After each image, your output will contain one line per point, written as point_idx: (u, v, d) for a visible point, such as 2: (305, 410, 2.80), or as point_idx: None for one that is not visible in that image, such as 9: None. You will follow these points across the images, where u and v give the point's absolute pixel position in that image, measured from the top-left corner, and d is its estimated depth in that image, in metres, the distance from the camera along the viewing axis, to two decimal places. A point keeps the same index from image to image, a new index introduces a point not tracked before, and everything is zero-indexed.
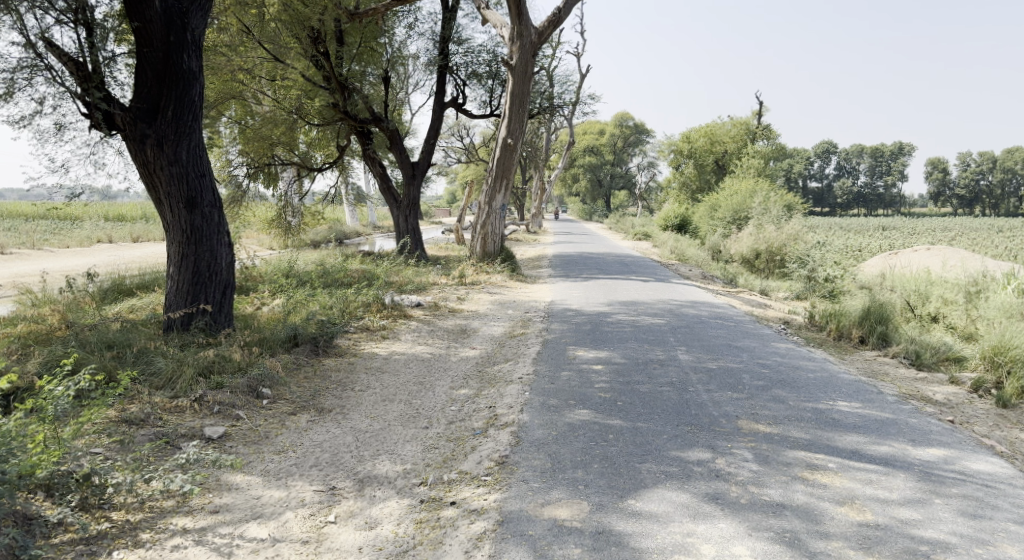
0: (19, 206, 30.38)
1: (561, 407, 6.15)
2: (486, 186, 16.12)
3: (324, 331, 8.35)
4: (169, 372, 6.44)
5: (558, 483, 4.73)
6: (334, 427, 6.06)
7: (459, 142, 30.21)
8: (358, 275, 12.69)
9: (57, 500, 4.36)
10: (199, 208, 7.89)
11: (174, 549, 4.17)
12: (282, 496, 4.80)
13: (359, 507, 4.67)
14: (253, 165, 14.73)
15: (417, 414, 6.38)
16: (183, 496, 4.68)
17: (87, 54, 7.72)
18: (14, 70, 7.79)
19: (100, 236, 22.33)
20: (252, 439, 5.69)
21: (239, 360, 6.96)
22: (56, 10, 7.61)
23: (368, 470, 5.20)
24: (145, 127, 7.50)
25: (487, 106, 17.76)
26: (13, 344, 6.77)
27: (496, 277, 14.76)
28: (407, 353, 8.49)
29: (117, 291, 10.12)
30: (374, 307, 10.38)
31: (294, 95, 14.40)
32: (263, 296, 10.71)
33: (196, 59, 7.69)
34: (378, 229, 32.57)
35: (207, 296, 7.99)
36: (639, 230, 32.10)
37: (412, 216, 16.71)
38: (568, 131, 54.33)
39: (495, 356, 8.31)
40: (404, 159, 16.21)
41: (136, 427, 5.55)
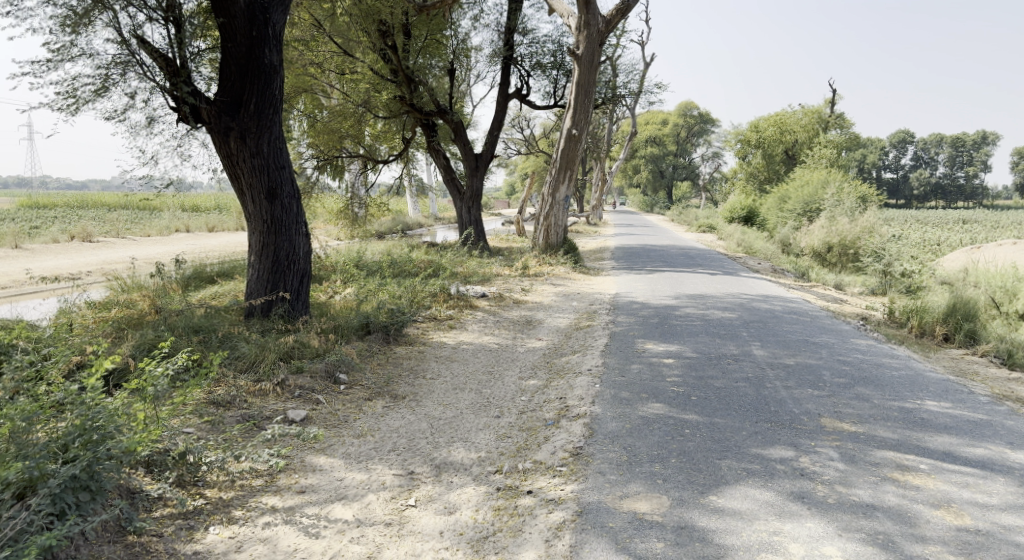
0: (102, 197, 31.67)
1: (633, 400, 6.10)
2: (550, 177, 16.05)
3: (395, 320, 8.51)
4: (252, 356, 6.68)
5: (635, 476, 4.70)
6: (409, 413, 6.18)
7: (520, 133, 30.25)
8: (425, 264, 12.89)
9: (156, 475, 4.58)
10: (279, 199, 8.14)
11: (265, 526, 4.32)
12: (363, 478, 4.93)
13: (437, 492, 4.75)
14: (322, 157, 14.97)
15: (488, 403, 6.44)
16: (271, 476, 4.87)
17: (176, 51, 8.02)
18: (108, 66, 8.17)
19: (178, 226, 23.28)
20: (332, 423, 5.86)
21: (317, 346, 7.20)
22: (148, 9, 7.92)
23: (444, 456, 5.28)
24: (229, 120, 7.76)
25: (551, 96, 17.69)
26: (108, 327, 7.13)
27: (560, 269, 14.73)
28: (475, 343, 8.57)
29: (198, 278, 10.52)
30: (441, 297, 10.50)
31: (363, 89, 14.64)
32: (334, 285, 10.95)
33: (277, 53, 7.89)
34: (440, 220, 32.87)
35: (286, 284, 8.25)
36: (704, 222, 31.52)
37: (475, 208, 16.81)
38: (630, 122, 53.83)
39: (562, 347, 8.29)
40: (468, 151, 16.30)
41: (223, 408, 5.79)
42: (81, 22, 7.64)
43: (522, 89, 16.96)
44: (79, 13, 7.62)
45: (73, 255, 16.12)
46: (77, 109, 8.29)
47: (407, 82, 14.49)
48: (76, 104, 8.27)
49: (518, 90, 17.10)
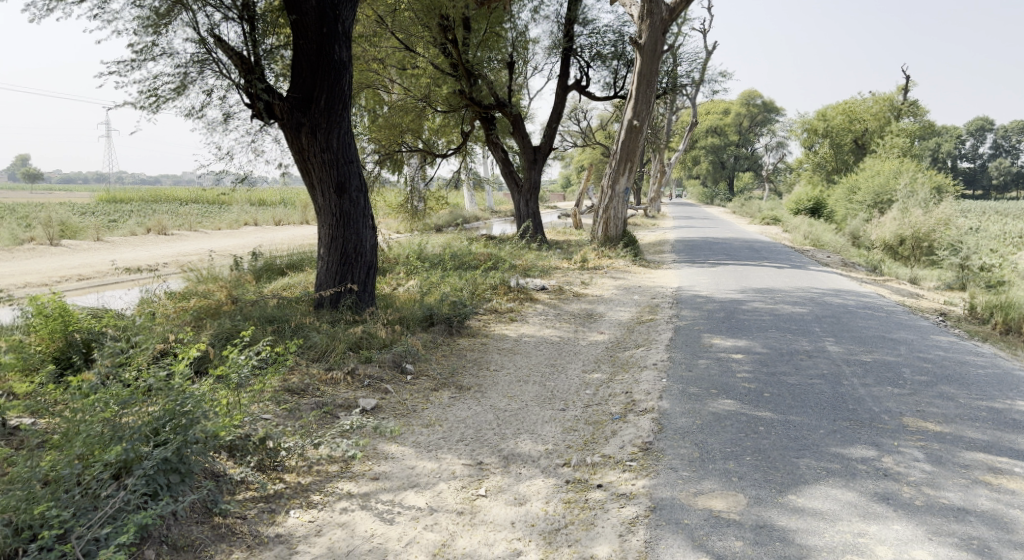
0: (175, 192, 32.99)
1: (703, 396, 5.99)
2: (610, 169, 15.87)
3: (457, 312, 8.58)
4: (323, 346, 6.85)
5: (709, 473, 4.62)
6: (474, 404, 6.23)
7: (577, 125, 30.04)
8: (485, 257, 12.94)
9: (239, 460, 4.75)
10: (347, 193, 8.29)
11: (342, 511, 4.43)
12: (434, 467, 4.99)
13: (507, 483, 4.78)
14: (382, 153, 15.18)
15: (553, 396, 6.43)
16: (346, 463, 5.00)
17: (250, 48, 8.25)
18: (187, 65, 8.47)
19: (246, 220, 24.03)
20: (401, 412, 5.95)
21: (384, 337, 7.33)
22: (224, 8, 8.16)
23: (511, 447, 5.30)
24: (301, 116, 7.94)
25: (611, 87, 17.51)
26: (189, 316, 7.41)
27: (619, 262, 14.57)
28: (537, 336, 8.57)
29: (269, 270, 10.84)
30: (501, 289, 10.54)
31: (424, 84, 14.70)
32: (397, 277, 11.11)
33: (347, 50, 7.99)
34: (497, 213, 32.95)
35: (353, 276, 8.40)
36: (768, 214, 30.73)
37: (533, 201, 16.78)
38: (691, 112, 52.93)
39: (626, 341, 8.21)
40: (526, 143, 16.28)
41: (298, 396, 5.96)
42: (162, 22, 7.92)
43: (582, 80, 16.83)
44: (161, 13, 7.90)
45: (150, 248, 16.87)
46: (158, 106, 8.64)
47: (466, 76, 14.55)
48: (157, 102, 8.61)
49: (578, 81, 16.98)
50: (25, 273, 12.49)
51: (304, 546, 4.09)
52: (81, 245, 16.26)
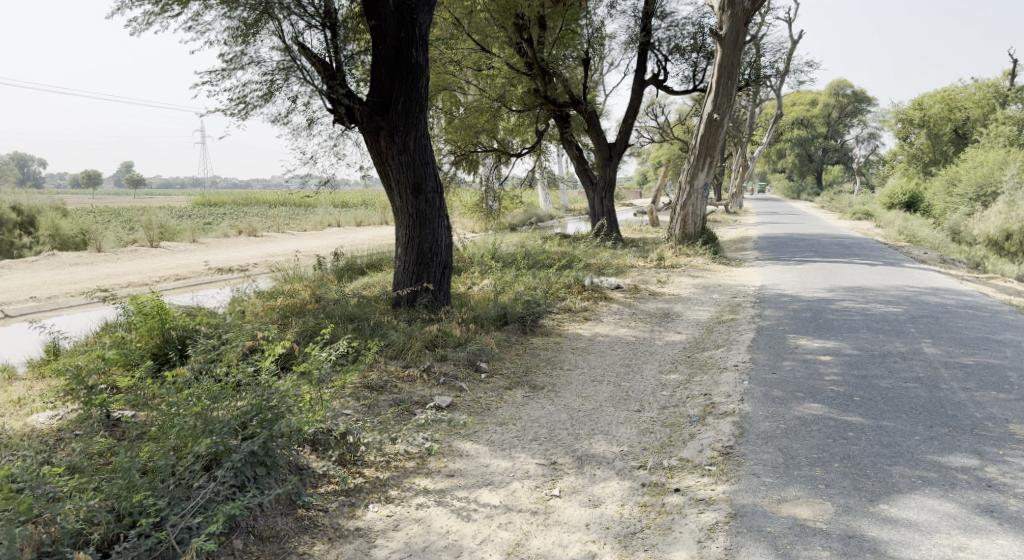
0: (264, 195, 34.40)
1: (787, 399, 5.76)
2: (688, 165, 15.51)
3: (531, 311, 8.57)
4: (400, 344, 6.99)
5: (794, 480, 4.44)
6: (548, 404, 6.20)
7: (654, 120, 29.56)
8: (560, 256, 12.87)
9: (321, 453, 4.91)
10: (423, 194, 8.43)
11: (419, 507, 4.49)
12: (508, 466, 5.00)
13: (581, 484, 4.73)
14: (458, 153, 15.28)
15: (628, 397, 6.34)
16: (422, 459, 5.08)
17: (332, 55, 8.51)
18: (273, 72, 8.80)
19: (329, 221, 24.81)
20: (476, 410, 5.99)
21: (459, 335, 7.41)
22: (307, 16, 8.42)
23: (585, 448, 5.25)
24: (380, 119, 8.11)
25: (690, 80, 17.12)
26: (275, 314, 7.70)
27: (698, 260, 14.21)
28: (612, 336, 8.46)
29: (350, 270, 11.16)
30: (575, 289, 10.46)
31: (499, 84, 14.69)
32: (471, 276, 11.18)
33: (424, 53, 8.10)
34: (572, 211, 32.77)
35: (429, 275, 8.53)
36: (858, 209, 29.32)
37: (608, 198, 16.58)
38: (775, 104, 51.16)
39: (705, 342, 8.00)
40: (601, 140, 16.11)
41: (377, 392, 6.10)
42: (251, 32, 8.24)
43: (659, 75, 16.51)
44: (249, 24, 8.22)
45: (240, 248, 17.67)
46: (246, 113, 9.02)
47: (541, 75, 14.54)
48: (246, 108, 8.99)
49: (655, 75, 16.69)
50: (128, 273, 13.30)
51: (382, 540, 4.16)
52: (178, 246, 17.19)
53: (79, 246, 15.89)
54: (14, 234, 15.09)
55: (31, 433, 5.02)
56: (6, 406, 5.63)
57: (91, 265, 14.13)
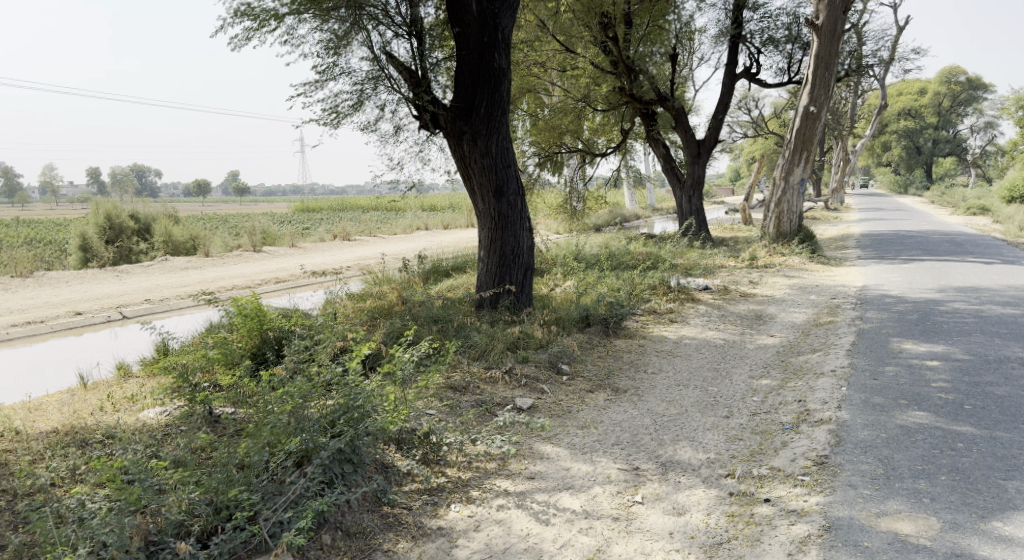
0: (358, 201, 35.56)
1: (889, 406, 5.43)
2: (782, 160, 14.90)
3: (614, 313, 8.45)
4: (482, 346, 7.06)
5: (895, 492, 4.18)
6: (631, 408, 6.09)
7: (747, 115, 28.60)
8: (645, 257, 12.63)
9: (405, 452, 5.02)
10: (505, 196, 8.47)
11: (500, 508, 4.50)
12: (589, 470, 4.95)
13: (665, 491, 4.62)
14: (543, 154, 15.16)
15: (715, 402, 6.14)
16: (503, 460, 5.11)
17: (418, 63, 8.68)
18: (363, 82, 9.07)
19: (418, 224, 25.38)
20: (557, 413, 5.96)
21: (541, 337, 7.41)
22: (394, 25, 8.62)
23: (670, 454, 5.13)
24: (463, 124, 8.22)
25: (784, 73, 16.46)
26: (364, 316, 7.94)
27: (793, 259, 13.63)
28: (699, 338, 8.23)
29: (436, 272, 11.37)
30: (661, 290, 10.25)
31: (584, 84, 14.76)
32: (554, 278, 11.16)
33: (506, 57, 8.14)
34: (659, 210, 32.16)
35: (511, 277, 8.58)
36: (974, 202, 27.31)
37: (697, 196, 16.14)
38: (879, 93, 48.45)
39: (799, 345, 7.65)
40: (689, 138, 15.73)
41: (460, 393, 6.19)
42: (342, 44, 8.52)
43: (751, 68, 15.95)
44: (339, 36, 8.51)
45: (334, 252, 18.37)
46: (338, 122, 9.34)
47: (627, 73, 14.32)
48: (338, 118, 9.31)
49: (747, 69, 16.14)
50: (232, 276, 14.08)
51: (463, 540, 4.21)
52: (277, 250, 18.05)
53: (190, 252, 17.04)
54: (132, 240, 16.26)
55: (142, 427, 5.38)
56: (122, 402, 6.05)
57: (199, 269, 15.03)
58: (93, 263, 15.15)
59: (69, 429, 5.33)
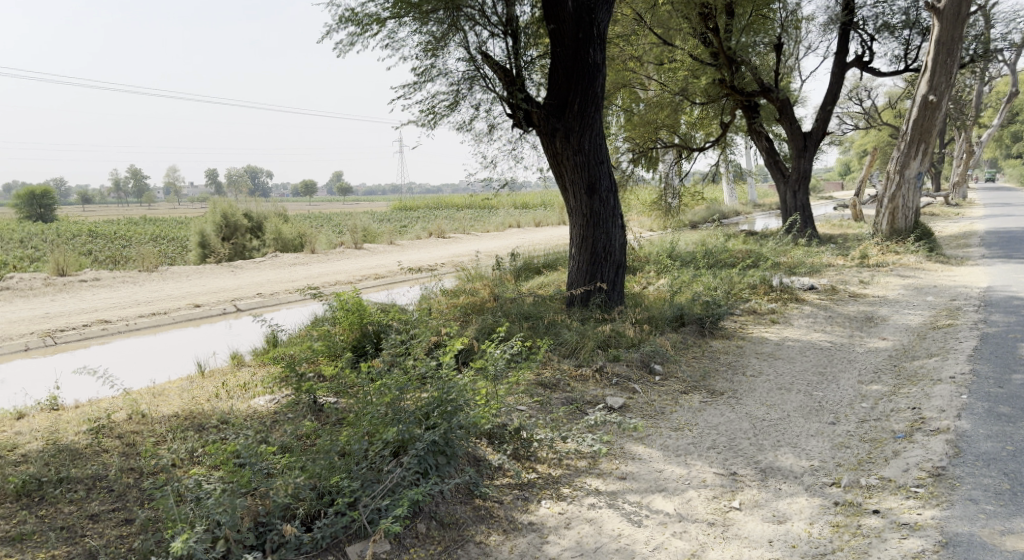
0: (453, 199, 36.20)
1: (1016, 417, 5.02)
2: (897, 153, 14.03)
3: (711, 312, 8.22)
4: (573, 343, 7.06)
5: (1022, 510, 3.87)
6: (728, 411, 5.91)
7: (858, 105, 27.07)
8: (745, 254, 12.19)
9: (497, 447, 5.09)
10: (598, 193, 8.39)
11: (591, 507, 4.48)
12: (683, 473, 4.83)
13: (764, 498, 4.45)
14: (637, 150, 14.63)
15: (820, 407, 5.86)
16: (594, 459, 5.07)
17: (513, 61, 8.74)
18: (459, 82, 9.22)
19: (511, 222, 25.57)
20: (650, 413, 5.86)
21: (632, 336, 7.32)
22: (490, 25, 8.72)
23: (770, 460, 4.94)
24: (555, 122, 8.21)
25: (900, 61, 15.48)
26: (457, 311, 8.10)
27: (908, 258, 12.80)
28: (803, 340, 7.87)
29: (527, 269, 11.44)
30: (761, 289, 9.89)
31: (682, 77, 14.08)
32: (648, 275, 10.98)
33: (602, 52, 8.05)
34: (760, 206, 30.94)
35: (603, 274, 8.51)
36: None
37: (802, 191, 15.43)
38: (1008, 79, 44.71)
39: (914, 349, 7.18)
40: (794, 130, 15.05)
41: (550, 390, 6.20)
42: (439, 45, 8.69)
43: (864, 56, 15.08)
44: (437, 37, 8.69)
45: (431, 249, 18.83)
46: (435, 123, 9.55)
47: (728, 64, 13.84)
48: (435, 118, 9.52)
49: (858, 57, 15.28)
50: (335, 272, 14.67)
51: (554, 537, 4.20)
52: (377, 248, 18.68)
53: (297, 249, 17.94)
54: (246, 238, 17.26)
55: (253, 413, 5.69)
56: (235, 389, 6.44)
57: (306, 265, 15.76)
58: (211, 259, 16.21)
59: (188, 413, 5.72)
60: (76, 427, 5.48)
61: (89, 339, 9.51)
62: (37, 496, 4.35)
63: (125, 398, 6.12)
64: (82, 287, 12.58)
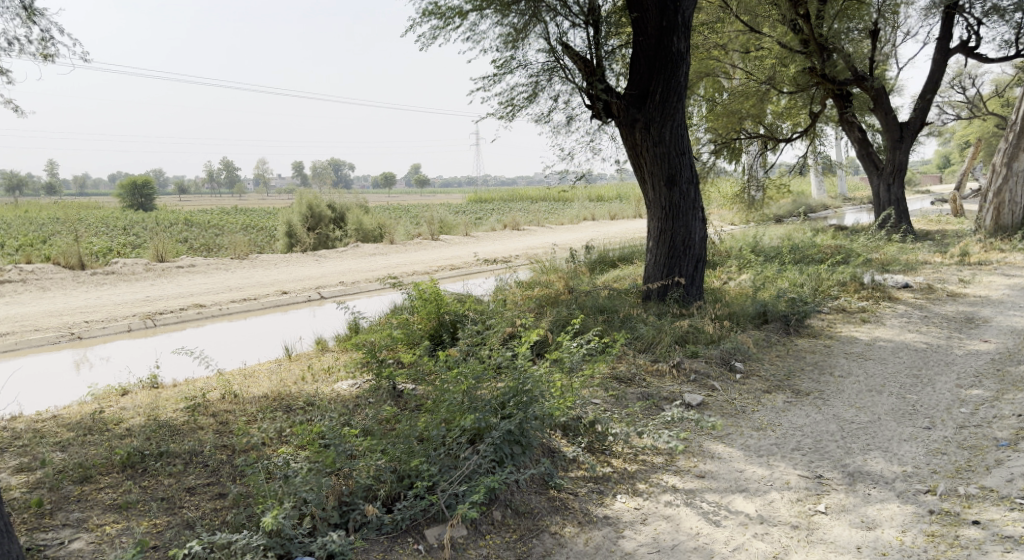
0: (529, 192, 36.22)
1: None
2: (1004, 144, 13.15)
3: (796, 310, 7.94)
4: (650, 338, 6.99)
5: None
6: (814, 412, 5.70)
7: (961, 94, 25.47)
8: (833, 250, 11.70)
9: (572, 439, 5.09)
10: (678, 185, 8.23)
11: (667, 504, 4.41)
12: (765, 474, 4.69)
13: (852, 503, 4.28)
14: (719, 141, 14.28)
15: (914, 411, 5.58)
16: (671, 456, 5.00)
17: (594, 52, 8.65)
18: (538, 73, 9.21)
19: (586, 215, 25.40)
20: (729, 411, 5.72)
21: (712, 332, 7.17)
22: (572, 15, 8.66)
23: (859, 464, 4.74)
24: (636, 112, 8.08)
25: (1010, 45, 14.47)
26: (532, 303, 8.12)
27: (1015, 256, 11.98)
28: (896, 341, 7.50)
29: (602, 262, 11.36)
30: (851, 286, 9.48)
31: (769, 66, 13.86)
32: (729, 270, 10.71)
33: (685, 40, 7.86)
34: (850, 200, 29.58)
35: (681, 269, 8.37)
36: None
37: (897, 185, 14.67)
38: None
39: (1020, 354, 6.73)
40: (889, 120, 14.31)
41: (625, 384, 6.15)
42: (520, 37, 8.70)
43: (970, 41, 14.17)
44: (518, 29, 8.69)
45: (507, 241, 18.95)
46: (513, 115, 9.57)
47: (818, 52, 13.29)
48: (513, 110, 9.55)
49: (963, 42, 14.38)
50: (412, 263, 14.95)
51: (630, 532, 4.17)
52: (454, 239, 18.94)
53: (378, 239, 18.40)
54: (329, 228, 17.82)
55: (336, 397, 5.90)
56: (320, 372, 6.69)
57: (385, 256, 16.13)
58: (297, 248, 16.81)
59: (277, 394, 5.97)
60: (175, 405, 5.82)
61: (186, 322, 10.04)
62: (140, 467, 4.63)
63: (219, 379, 6.44)
64: (179, 272, 13.31)
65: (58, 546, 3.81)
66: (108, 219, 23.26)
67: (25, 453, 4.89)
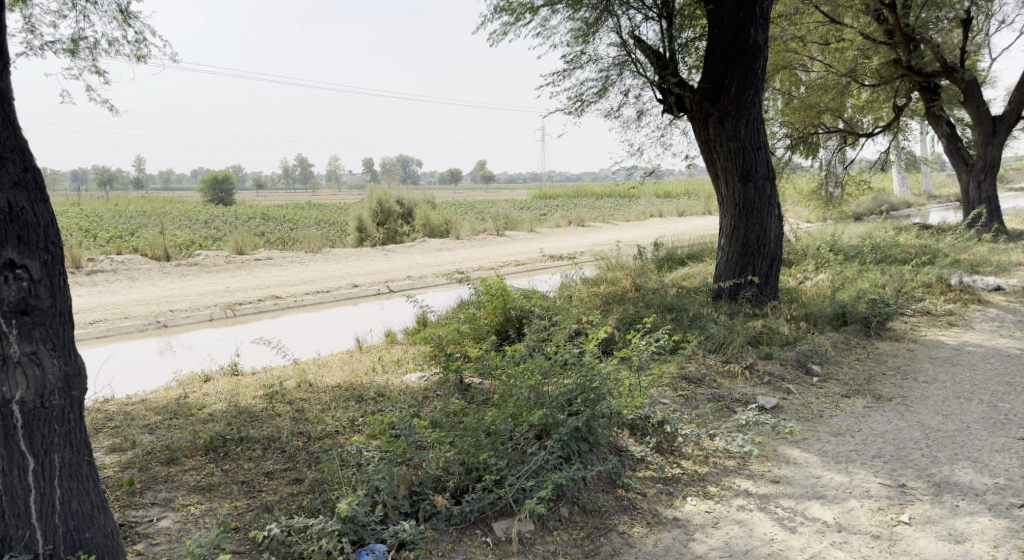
0: (594, 188, 35.92)
1: None
2: None
3: (878, 311, 7.62)
4: (721, 338, 6.83)
5: None
6: (896, 418, 5.46)
7: None
8: (917, 249, 11.17)
9: (640, 439, 5.03)
10: (753, 181, 8.02)
11: (740, 508, 4.31)
12: (844, 481, 4.53)
13: (939, 515, 4.09)
14: (795, 135, 13.62)
15: (1006, 420, 5.28)
16: (743, 460, 4.89)
17: (666, 45, 8.51)
18: (609, 68, 9.12)
19: (653, 212, 25.04)
20: (805, 415, 5.54)
21: (787, 333, 6.96)
22: (645, 9, 8.54)
23: (945, 474, 4.52)
24: (710, 106, 7.88)
25: None
26: (598, 300, 8.07)
27: None
28: (987, 346, 7.12)
29: (671, 259, 11.17)
30: (936, 288, 9.04)
31: (851, 57, 13.22)
32: (804, 269, 10.37)
33: (763, 32, 7.63)
34: (934, 198, 28.13)
35: (754, 268, 8.17)
36: None
37: (988, 182, 13.92)
38: None
39: None
40: (980, 113, 13.57)
41: (695, 385, 6.04)
42: (592, 31, 8.63)
43: None
44: (590, 23, 8.63)
45: (572, 238, 18.86)
46: (582, 110, 9.51)
47: (904, 43, 12.77)
48: (582, 105, 9.49)
49: None
50: (479, 258, 15.06)
51: (701, 535, 4.09)
52: (520, 235, 18.98)
53: (444, 235, 18.62)
54: (398, 223, 18.12)
55: (406, 389, 6.01)
56: (390, 364, 6.84)
57: (452, 251, 16.30)
58: (367, 243, 17.19)
59: (348, 385, 6.13)
60: (253, 392, 6.04)
61: (263, 313, 10.41)
62: (221, 451, 4.83)
63: (294, 368, 6.65)
64: (257, 265, 13.80)
65: (148, 523, 4.01)
66: (190, 213, 24.31)
67: (117, 435, 5.16)
